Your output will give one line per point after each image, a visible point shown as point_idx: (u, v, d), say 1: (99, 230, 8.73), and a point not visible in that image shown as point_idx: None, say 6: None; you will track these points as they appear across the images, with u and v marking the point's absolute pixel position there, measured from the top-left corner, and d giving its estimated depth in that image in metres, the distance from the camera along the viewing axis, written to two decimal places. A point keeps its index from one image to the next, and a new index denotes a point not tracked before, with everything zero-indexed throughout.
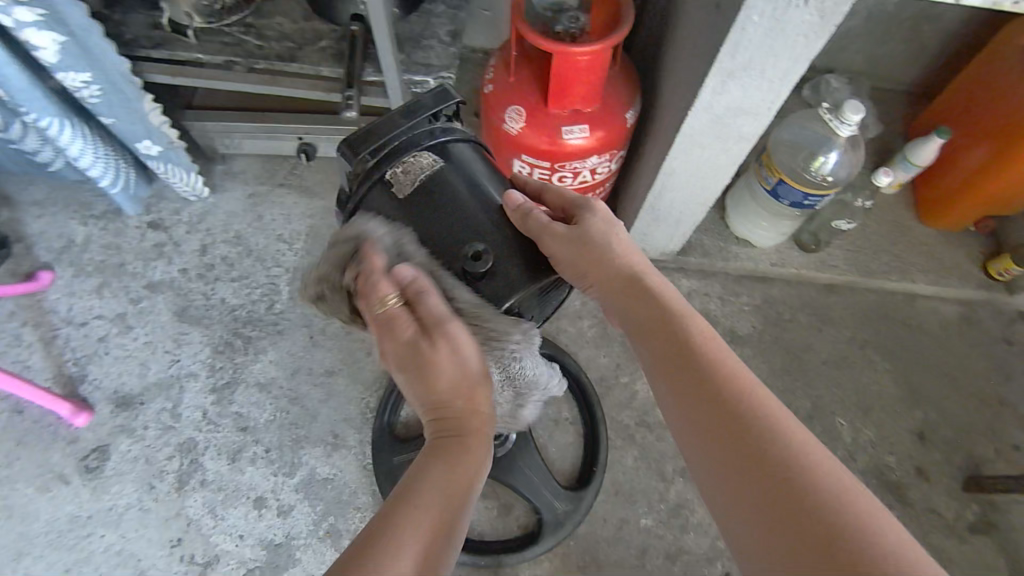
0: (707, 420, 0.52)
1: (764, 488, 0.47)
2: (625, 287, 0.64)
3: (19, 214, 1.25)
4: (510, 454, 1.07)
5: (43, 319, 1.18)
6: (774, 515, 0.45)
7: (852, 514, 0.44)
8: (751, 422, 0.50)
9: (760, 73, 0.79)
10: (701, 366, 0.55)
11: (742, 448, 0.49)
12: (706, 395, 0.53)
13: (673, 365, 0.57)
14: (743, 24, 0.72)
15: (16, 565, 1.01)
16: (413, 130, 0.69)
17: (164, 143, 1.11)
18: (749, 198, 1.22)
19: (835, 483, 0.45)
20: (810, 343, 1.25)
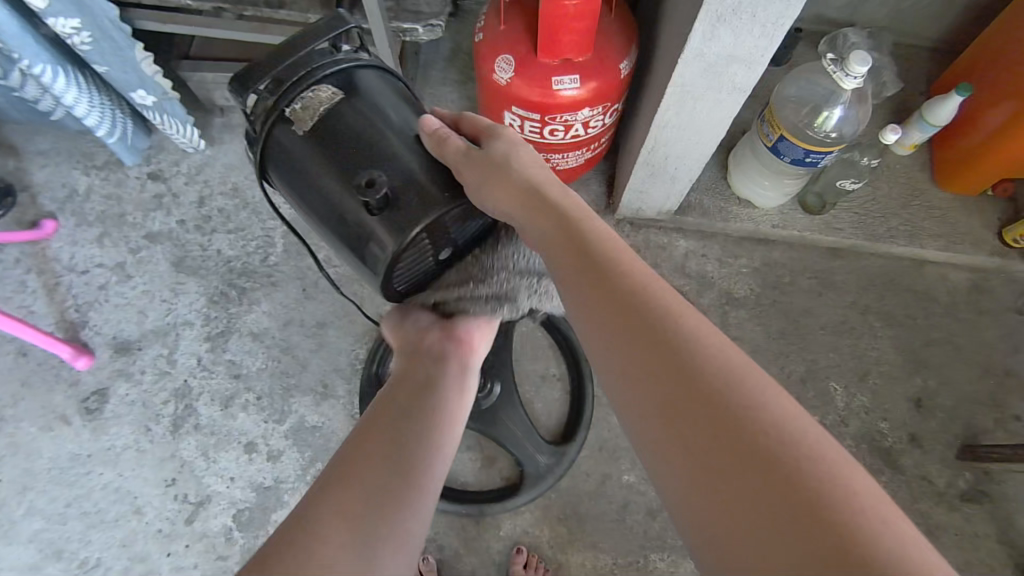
0: (641, 340, 0.50)
1: (685, 398, 0.46)
2: (537, 199, 0.62)
3: (24, 163, 1.28)
4: (493, 406, 1.08)
5: (47, 266, 1.21)
6: (705, 437, 0.44)
7: (777, 420, 0.43)
8: (672, 336, 0.49)
9: (751, 17, 0.76)
10: (624, 286, 0.53)
11: (666, 369, 0.47)
12: (631, 321, 0.51)
13: (592, 286, 0.54)
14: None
15: (22, 498, 1.06)
16: (310, 61, 0.67)
17: (158, 93, 1.11)
18: (750, 156, 1.18)
19: (747, 402, 0.44)
20: (809, 308, 1.22)
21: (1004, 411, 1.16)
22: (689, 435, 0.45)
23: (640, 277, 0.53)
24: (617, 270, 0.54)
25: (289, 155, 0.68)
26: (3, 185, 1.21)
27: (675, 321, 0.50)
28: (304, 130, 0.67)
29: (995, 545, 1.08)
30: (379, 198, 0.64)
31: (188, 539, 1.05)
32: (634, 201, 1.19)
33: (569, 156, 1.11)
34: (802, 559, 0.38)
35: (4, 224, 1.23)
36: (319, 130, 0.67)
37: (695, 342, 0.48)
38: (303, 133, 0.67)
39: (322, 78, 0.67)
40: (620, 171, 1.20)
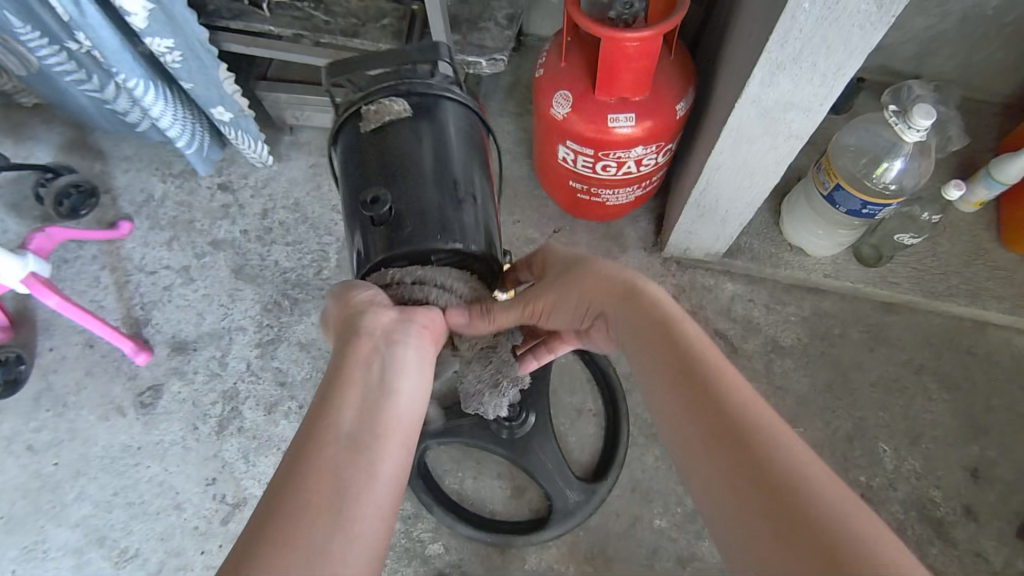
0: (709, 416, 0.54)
1: (719, 436, 0.52)
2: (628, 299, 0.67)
3: (109, 168, 1.37)
4: (526, 437, 1.07)
5: (119, 265, 1.29)
6: (748, 488, 0.49)
7: (816, 487, 0.46)
8: (735, 413, 0.53)
9: (811, 66, 0.76)
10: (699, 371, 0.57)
11: (727, 438, 0.52)
12: (700, 395, 0.55)
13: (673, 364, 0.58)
14: (794, 11, 0.69)
15: (74, 483, 1.12)
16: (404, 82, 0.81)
17: (235, 110, 1.18)
18: (804, 203, 1.16)
19: (771, 445, 0.50)
20: (860, 362, 1.18)
21: None
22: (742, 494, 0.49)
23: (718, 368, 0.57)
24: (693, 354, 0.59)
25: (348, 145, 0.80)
26: (89, 187, 1.31)
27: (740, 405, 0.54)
28: (366, 129, 0.79)
29: None
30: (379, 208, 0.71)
31: (222, 538, 1.08)
32: (682, 241, 1.19)
33: (619, 193, 1.13)
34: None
35: (86, 223, 1.32)
36: (377, 132, 0.78)
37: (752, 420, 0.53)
38: (365, 132, 0.79)
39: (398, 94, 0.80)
40: (670, 210, 1.20)
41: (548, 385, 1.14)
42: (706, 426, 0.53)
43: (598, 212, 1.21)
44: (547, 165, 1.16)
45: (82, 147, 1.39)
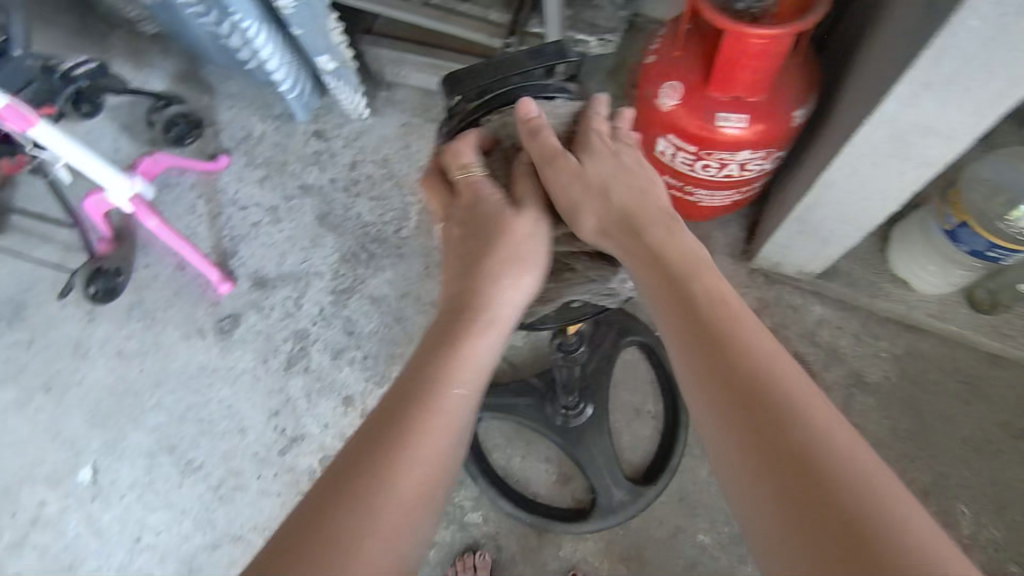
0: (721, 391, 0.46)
1: (733, 394, 0.46)
2: (635, 232, 0.56)
3: (215, 103, 1.44)
4: (580, 428, 1.06)
5: (215, 196, 1.36)
6: (774, 477, 0.42)
7: (827, 444, 0.42)
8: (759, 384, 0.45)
9: (962, 90, 0.68)
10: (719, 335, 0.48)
11: (747, 417, 0.45)
12: (718, 371, 0.47)
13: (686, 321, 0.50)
14: (955, 28, 0.62)
15: (154, 391, 1.21)
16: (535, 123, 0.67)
17: (339, 61, 1.20)
18: (919, 234, 1.07)
19: (789, 399, 0.44)
20: (952, 414, 1.08)
21: None
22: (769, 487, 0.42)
23: (746, 332, 0.48)
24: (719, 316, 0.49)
25: None
26: (196, 119, 1.38)
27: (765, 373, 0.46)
28: None
29: None
30: None
31: (277, 468, 1.14)
32: (775, 254, 1.12)
33: (715, 195, 1.07)
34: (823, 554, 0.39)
35: (189, 152, 1.40)
36: None
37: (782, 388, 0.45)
38: None
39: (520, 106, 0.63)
40: (766, 221, 1.13)
41: (611, 378, 1.12)
42: (740, 430, 0.45)
43: (687, 210, 1.15)
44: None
45: (194, 80, 1.46)
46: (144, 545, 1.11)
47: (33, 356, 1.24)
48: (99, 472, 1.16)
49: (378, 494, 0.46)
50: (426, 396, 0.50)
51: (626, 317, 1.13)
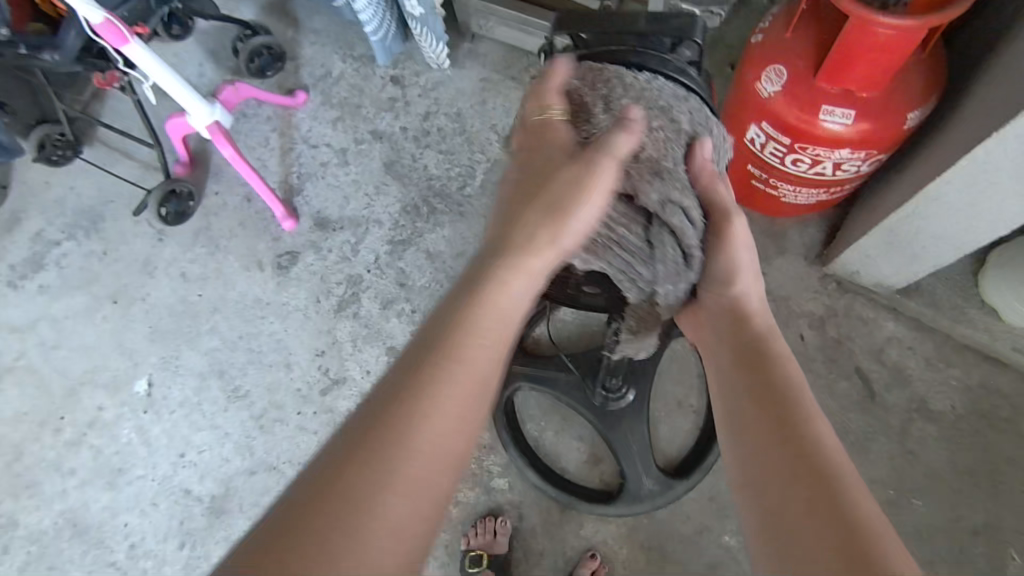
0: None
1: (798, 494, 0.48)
2: (725, 325, 0.62)
3: (299, 36, 1.43)
4: (619, 411, 1.04)
5: (288, 131, 1.36)
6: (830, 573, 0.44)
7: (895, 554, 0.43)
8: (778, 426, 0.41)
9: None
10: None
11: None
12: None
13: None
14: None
15: (211, 316, 1.25)
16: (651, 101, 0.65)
17: (427, 7, 1.17)
18: (1022, 263, 0.98)
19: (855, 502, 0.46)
20: (1019, 457, 1.01)
21: None
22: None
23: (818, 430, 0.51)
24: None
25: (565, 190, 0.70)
26: (279, 51, 1.37)
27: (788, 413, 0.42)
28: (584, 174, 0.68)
29: None
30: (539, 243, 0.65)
31: (318, 407, 1.17)
32: (853, 263, 1.05)
33: (800, 192, 1.00)
34: None
35: (268, 84, 1.40)
36: None
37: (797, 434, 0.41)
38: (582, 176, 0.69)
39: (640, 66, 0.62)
40: (850, 226, 1.06)
41: (657, 368, 1.09)
42: (800, 530, 0.46)
43: (764, 204, 1.08)
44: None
45: (281, 10, 1.45)
46: (187, 460, 1.17)
47: (104, 266, 1.29)
48: (155, 386, 1.22)
49: (399, 450, 0.46)
50: (450, 348, 0.50)
51: None
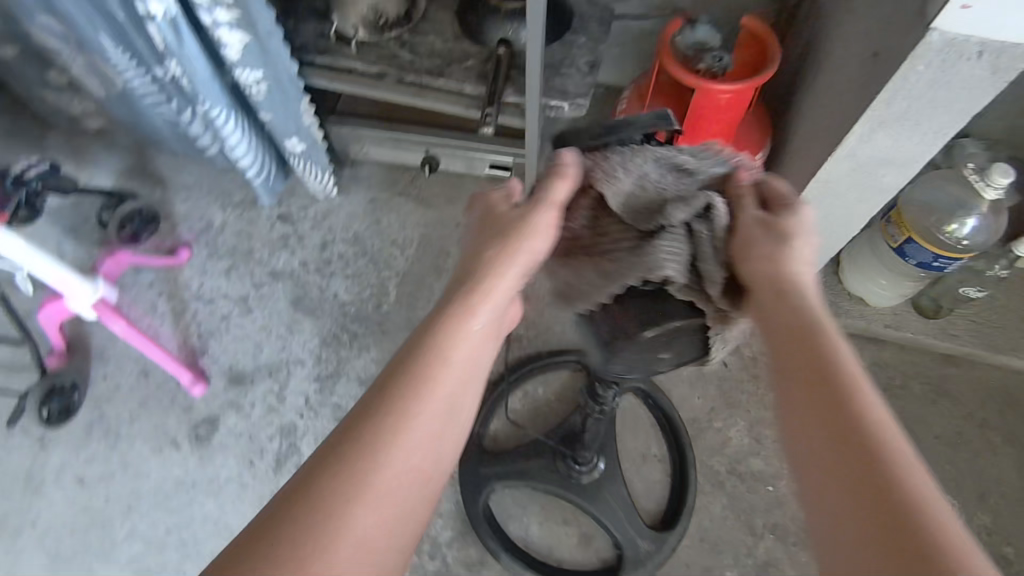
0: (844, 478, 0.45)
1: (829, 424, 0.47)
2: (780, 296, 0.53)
3: (169, 196, 1.40)
4: (595, 483, 1.05)
5: (177, 292, 1.28)
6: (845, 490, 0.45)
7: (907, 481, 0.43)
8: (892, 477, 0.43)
9: (915, 125, 0.77)
10: (847, 411, 0.47)
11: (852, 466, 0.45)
12: (851, 455, 0.45)
13: (812, 398, 0.49)
14: (907, 74, 0.70)
15: (125, 519, 1.08)
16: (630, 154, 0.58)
17: (309, 142, 1.21)
18: (868, 253, 1.18)
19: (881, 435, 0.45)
20: (923, 416, 1.18)
21: None
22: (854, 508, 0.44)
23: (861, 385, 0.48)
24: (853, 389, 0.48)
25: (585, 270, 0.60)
26: (150, 213, 1.33)
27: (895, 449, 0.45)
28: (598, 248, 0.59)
29: None
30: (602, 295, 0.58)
31: None
32: None
33: None
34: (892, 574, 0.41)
35: (144, 249, 1.33)
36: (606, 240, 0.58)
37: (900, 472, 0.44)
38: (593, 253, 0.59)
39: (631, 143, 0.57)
40: None
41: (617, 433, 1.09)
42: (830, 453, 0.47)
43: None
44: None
45: (143, 173, 1.43)
46: None
47: None
48: None
49: (352, 502, 0.48)
50: (414, 383, 0.54)
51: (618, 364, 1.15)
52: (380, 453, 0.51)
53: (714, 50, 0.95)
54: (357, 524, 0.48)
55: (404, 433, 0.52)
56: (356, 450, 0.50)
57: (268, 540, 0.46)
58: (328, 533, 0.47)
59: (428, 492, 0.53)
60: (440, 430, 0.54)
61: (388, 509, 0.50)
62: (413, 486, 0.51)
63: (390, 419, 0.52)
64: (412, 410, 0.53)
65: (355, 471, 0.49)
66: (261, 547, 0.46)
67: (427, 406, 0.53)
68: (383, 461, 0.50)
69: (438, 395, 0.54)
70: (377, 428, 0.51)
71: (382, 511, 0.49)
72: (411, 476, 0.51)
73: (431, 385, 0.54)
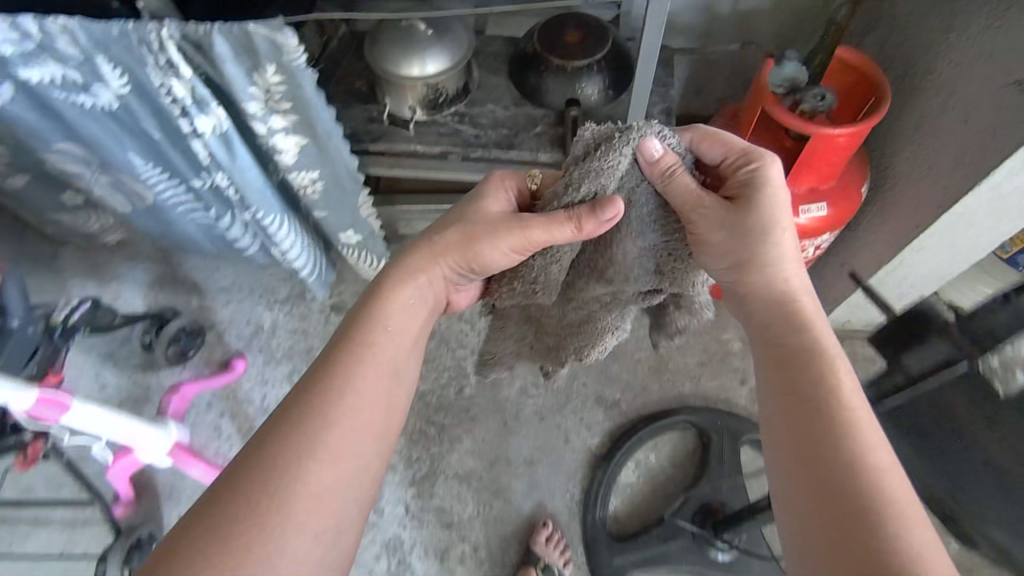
0: (801, 465, 0.50)
1: (805, 439, 0.51)
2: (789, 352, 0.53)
3: (207, 301, 1.29)
4: (740, 552, 1.03)
5: (239, 409, 1.18)
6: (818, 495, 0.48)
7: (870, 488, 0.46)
8: (853, 481, 0.47)
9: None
10: (846, 439, 0.49)
11: (819, 485, 0.48)
12: (820, 474, 0.49)
13: (795, 420, 0.52)
14: None
15: None
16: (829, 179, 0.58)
17: (366, 232, 1.14)
18: None
19: (846, 451, 0.48)
20: None
21: None
22: (812, 500, 0.48)
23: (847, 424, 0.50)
24: (818, 387, 0.52)
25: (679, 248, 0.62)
26: (195, 326, 1.22)
27: (868, 471, 0.47)
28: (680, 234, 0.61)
29: None
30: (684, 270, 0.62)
31: None
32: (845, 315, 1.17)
33: None
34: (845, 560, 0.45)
35: (192, 366, 1.23)
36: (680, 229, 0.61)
37: (873, 475, 0.47)
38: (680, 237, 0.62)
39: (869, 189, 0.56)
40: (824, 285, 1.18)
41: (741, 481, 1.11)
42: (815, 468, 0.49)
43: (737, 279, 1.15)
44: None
45: (174, 281, 1.32)
46: None
47: None
48: None
49: (299, 460, 0.54)
50: (356, 351, 0.60)
51: (729, 420, 1.15)
52: (316, 422, 0.56)
53: (813, 87, 0.90)
54: (317, 484, 0.54)
55: (337, 399, 0.57)
56: (304, 415, 0.56)
57: (218, 503, 0.51)
58: (297, 492, 0.53)
59: (380, 455, 0.59)
60: (391, 399, 0.61)
61: (345, 466, 0.55)
62: (365, 444, 0.57)
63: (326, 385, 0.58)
64: (349, 378, 0.59)
65: (312, 440, 0.55)
66: (205, 525, 0.50)
67: (365, 376, 0.59)
68: (324, 416, 0.56)
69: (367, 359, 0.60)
70: (319, 400, 0.57)
71: (349, 474, 0.56)
72: (367, 439, 0.58)
73: (366, 352, 0.60)
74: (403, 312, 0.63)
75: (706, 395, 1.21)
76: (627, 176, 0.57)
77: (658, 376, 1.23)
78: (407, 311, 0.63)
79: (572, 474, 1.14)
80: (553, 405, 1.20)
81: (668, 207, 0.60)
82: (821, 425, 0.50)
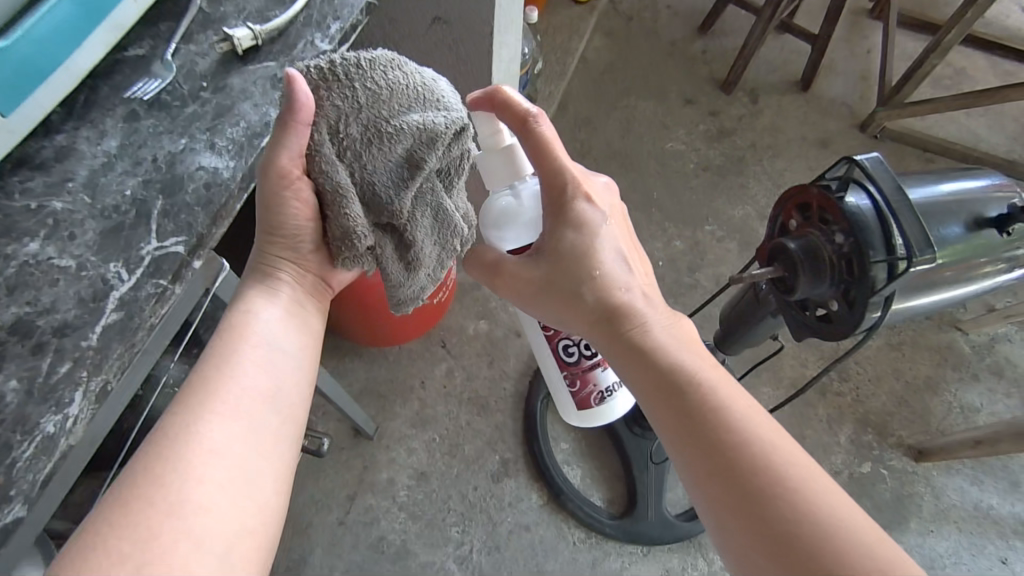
0: (678, 412, 0.44)
1: (662, 394, 0.45)
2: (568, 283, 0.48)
3: None
4: None
5: None
6: (683, 437, 0.43)
7: (746, 433, 0.42)
8: (765, 485, 0.40)
9: (516, 23, 0.81)
10: (686, 385, 0.44)
11: (693, 429, 0.43)
12: (687, 415, 0.43)
13: (642, 365, 0.46)
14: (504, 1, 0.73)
15: None
16: (417, 139, 0.47)
17: None
18: None
19: (730, 408, 0.43)
20: (607, 138, 1.47)
21: (698, 55, 1.59)
22: (695, 454, 0.42)
23: (710, 384, 0.44)
24: (622, 317, 0.48)
25: (388, 181, 0.48)
26: None
27: (772, 460, 0.41)
28: (386, 185, 0.48)
29: (791, 93, 1.56)
30: (367, 204, 0.49)
31: None
32: None
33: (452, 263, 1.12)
34: (732, 503, 0.40)
35: None
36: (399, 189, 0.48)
37: (779, 470, 0.40)
38: (392, 184, 0.48)
39: (431, 138, 0.47)
40: None
41: None
42: (673, 422, 0.44)
43: (416, 328, 1.16)
44: (370, 329, 1.11)
45: None
46: None
47: None
48: None
49: (131, 516, 0.36)
50: (210, 396, 0.42)
51: None
52: (204, 397, 0.42)
53: None
54: (174, 496, 0.37)
55: (217, 373, 0.43)
56: (158, 484, 0.38)
57: (103, 499, 0.37)
58: (153, 504, 0.37)
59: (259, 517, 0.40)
60: (282, 456, 0.43)
61: (224, 461, 0.40)
62: (249, 498, 0.40)
63: (186, 426, 0.40)
64: (231, 358, 0.45)
65: (141, 506, 0.37)
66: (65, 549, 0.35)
67: (247, 353, 0.45)
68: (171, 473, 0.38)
69: (229, 401, 0.43)
70: (164, 447, 0.39)
71: (224, 495, 0.39)
72: (258, 489, 0.41)
73: (240, 330, 0.46)
74: (265, 294, 0.49)
75: (522, 373, 1.25)
76: (345, 106, 0.45)
77: (491, 411, 1.21)
78: (269, 291, 0.50)
79: (561, 530, 1.13)
80: (486, 529, 1.12)
81: (400, 144, 0.47)
82: (701, 407, 0.43)
